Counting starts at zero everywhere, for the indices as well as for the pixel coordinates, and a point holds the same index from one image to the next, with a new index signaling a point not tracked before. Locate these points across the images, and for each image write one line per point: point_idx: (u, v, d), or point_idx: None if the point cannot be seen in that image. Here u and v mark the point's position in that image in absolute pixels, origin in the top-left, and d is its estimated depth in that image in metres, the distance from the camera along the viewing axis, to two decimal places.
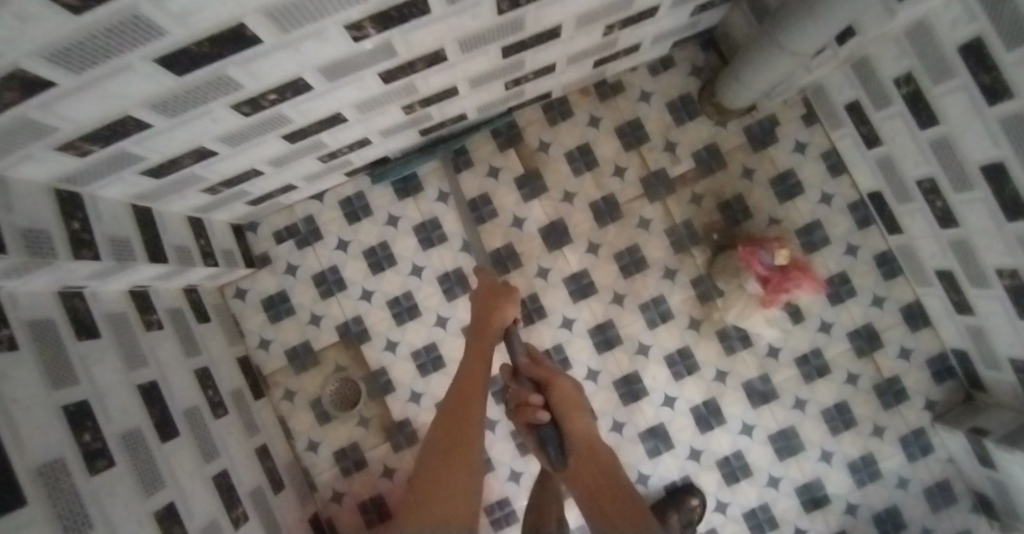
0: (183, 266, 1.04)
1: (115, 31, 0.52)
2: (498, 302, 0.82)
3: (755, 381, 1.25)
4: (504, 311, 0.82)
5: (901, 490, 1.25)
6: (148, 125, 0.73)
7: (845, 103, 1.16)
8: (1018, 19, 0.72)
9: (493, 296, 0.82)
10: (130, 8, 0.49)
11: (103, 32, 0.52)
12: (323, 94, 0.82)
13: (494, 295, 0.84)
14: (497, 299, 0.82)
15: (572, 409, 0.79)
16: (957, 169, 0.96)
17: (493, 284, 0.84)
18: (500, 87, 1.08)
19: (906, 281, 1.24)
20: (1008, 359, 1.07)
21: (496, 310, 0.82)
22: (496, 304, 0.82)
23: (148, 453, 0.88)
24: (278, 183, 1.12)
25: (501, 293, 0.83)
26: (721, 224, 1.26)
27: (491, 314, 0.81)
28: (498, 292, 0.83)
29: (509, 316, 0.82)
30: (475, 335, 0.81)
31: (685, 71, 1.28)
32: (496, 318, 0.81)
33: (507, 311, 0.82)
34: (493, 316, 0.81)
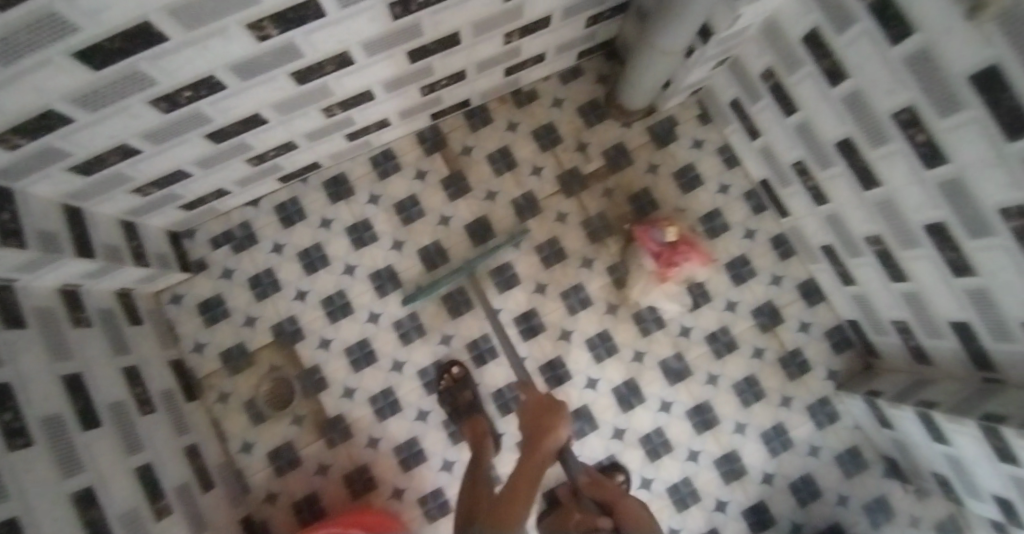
0: (113, 264, 1.09)
1: (33, 28, 0.59)
2: (551, 420, 0.92)
3: (671, 360, 1.34)
4: (556, 427, 0.91)
5: (813, 458, 1.33)
6: (69, 119, 0.79)
7: (729, 102, 1.31)
8: (842, 10, 0.85)
9: (545, 415, 0.93)
10: (44, 7, 0.56)
11: (22, 29, 0.58)
12: (237, 93, 0.91)
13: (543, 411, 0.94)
14: (548, 418, 0.92)
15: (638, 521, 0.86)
16: (818, 148, 1.09)
17: (541, 400, 0.95)
18: (416, 92, 1.19)
19: (799, 261, 1.37)
20: (891, 321, 1.18)
21: (548, 428, 0.91)
22: (547, 423, 0.92)
23: (69, 440, 0.90)
24: (209, 187, 1.19)
25: (553, 414, 0.92)
26: (631, 216, 1.37)
27: (541, 434, 0.91)
28: (547, 410, 0.93)
29: (562, 433, 0.91)
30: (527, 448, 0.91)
31: (592, 80, 1.41)
32: (547, 436, 0.90)
33: (559, 429, 0.90)
34: (547, 433, 0.90)
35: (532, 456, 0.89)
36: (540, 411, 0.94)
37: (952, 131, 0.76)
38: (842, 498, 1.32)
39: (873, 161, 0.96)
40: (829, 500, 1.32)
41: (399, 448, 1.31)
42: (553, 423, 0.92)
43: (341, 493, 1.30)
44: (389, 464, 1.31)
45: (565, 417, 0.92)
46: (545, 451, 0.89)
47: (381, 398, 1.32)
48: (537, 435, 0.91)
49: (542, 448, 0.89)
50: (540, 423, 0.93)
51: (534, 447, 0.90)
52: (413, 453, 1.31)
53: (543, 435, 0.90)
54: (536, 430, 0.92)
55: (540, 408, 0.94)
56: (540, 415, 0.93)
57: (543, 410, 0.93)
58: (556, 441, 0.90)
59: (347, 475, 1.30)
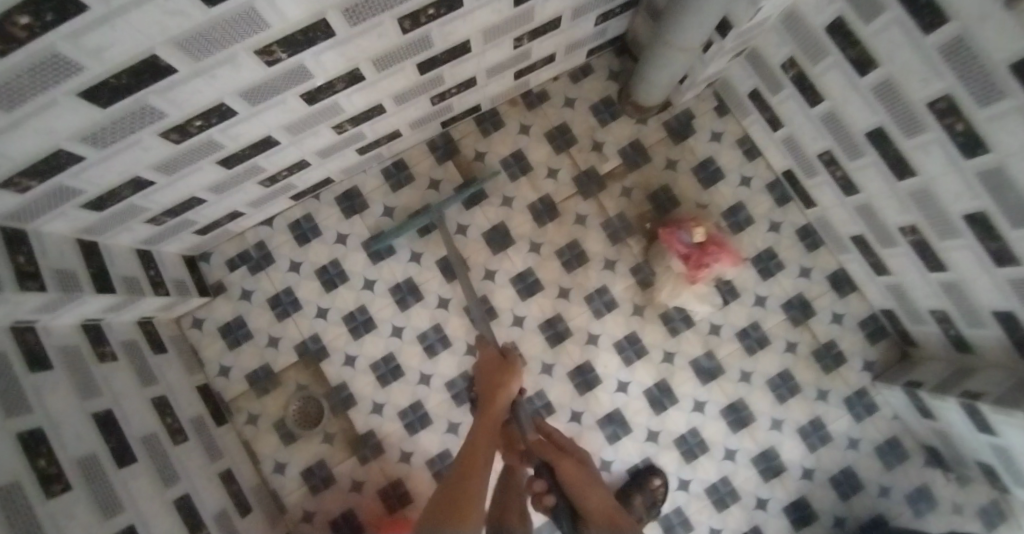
0: (133, 296, 1.08)
1: (37, 70, 0.56)
2: (503, 378, 0.80)
3: (701, 358, 1.31)
4: (508, 384, 0.79)
5: (852, 451, 1.30)
6: (81, 158, 0.77)
7: (747, 92, 1.26)
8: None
9: (496, 370, 0.81)
10: (46, 48, 0.54)
11: (25, 73, 0.56)
12: (247, 118, 0.88)
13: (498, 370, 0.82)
14: (501, 374, 0.80)
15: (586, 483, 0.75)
16: (847, 138, 1.04)
17: (495, 356, 0.84)
18: (427, 102, 1.15)
19: (829, 251, 1.33)
20: (929, 311, 1.14)
21: (500, 385, 0.79)
22: (499, 382, 0.80)
23: (106, 479, 0.89)
24: (223, 210, 1.17)
25: (504, 369, 0.81)
26: (653, 214, 1.33)
27: (495, 394, 0.78)
28: (503, 367, 0.82)
29: (513, 390, 0.80)
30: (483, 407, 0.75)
31: (604, 76, 1.37)
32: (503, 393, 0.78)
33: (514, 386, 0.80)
34: (498, 391, 0.78)
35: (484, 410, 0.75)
36: (490, 368, 0.82)
37: (994, 120, 0.73)
38: (883, 489, 1.29)
39: (907, 150, 0.92)
40: (870, 492, 1.29)
41: (432, 461, 1.30)
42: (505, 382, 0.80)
43: (378, 509, 1.29)
44: (423, 477, 1.30)
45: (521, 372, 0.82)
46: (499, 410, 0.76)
47: (410, 412, 1.31)
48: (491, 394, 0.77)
49: (495, 406, 0.76)
50: (491, 382, 0.80)
51: (487, 406, 0.77)
52: (446, 465, 1.30)
53: (495, 392, 0.78)
54: (488, 391, 0.79)
55: (490, 366, 0.83)
56: (490, 372, 0.82)
57: (499, 365, 0.82)
58: (508, 398, 0.78)
59: (382, 490, 1.30)
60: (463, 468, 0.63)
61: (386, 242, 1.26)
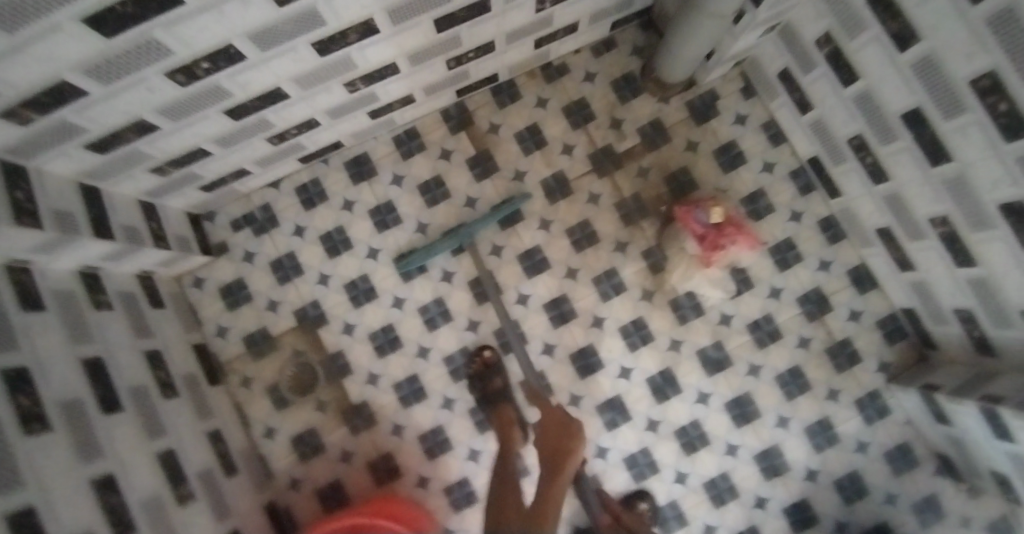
0: (132, 246, 1.06)
1: None
2: (569, 441, 0.93)
3: (709, 348, 1.27)
4: (576, 450, 0.91)
5: (860, 455, 1.25)
6: (84, 92, 0.75)
7: (777, 72, 1.21)
8: None
9: (562, 425, 0.95)
10: None
11: None
12: (257, 64, 0.85)
13: (563, 432, 0.95)
14: (567, 439, 0.93)
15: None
16: (879, 120, 0.99)
17: (560, 419, 0.96)
18: (443, 65, 1.12)
19: (850, 245, 1.28)
20: (953, 310, 1.09)
21: (566, 448, 0.92)
22: (567, 443, 0.93)
23: (90, 424, 0.87)
24: (229, 166, 1.15)
25: (570, 428, 0.95)
26: (668, 197, 1.30)
27: (565, 453, 0.91)
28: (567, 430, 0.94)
29: (579, 453, 0.92)
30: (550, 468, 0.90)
31: (627, 51, 1.33)
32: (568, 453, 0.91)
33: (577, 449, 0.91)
34: (568, 456, 0.91)
35: (552, 454, 0.92)
36: (553, 425, 0.96)
37: None
38: (889, 497, 1.24)
39: (943, 133, 0.86)
40: (875, 498, 1.24)
41: (425, 437, 1.28)
42: (572, 444, 0.93)
43: (365, 481, 1.27)
44: (414, 452, 1.27)
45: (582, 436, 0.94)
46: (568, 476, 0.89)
47: (406, 386, 1.29)
48: (559, 452, 0.92)
49: (567, 470, 0.89)
50: (558, 444, 0.93)
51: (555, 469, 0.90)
52: (438, 442, 1.27)
53: (564, 458, 0.91)
54: (555, 450, 0.93)
55: (554, 426, 0.96)
56: (553, 428, 0.96)
57: (563, 428, 0.95)
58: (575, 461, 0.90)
59: (371, 462, 1.27)
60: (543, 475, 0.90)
61: (413, 263, 1.23)
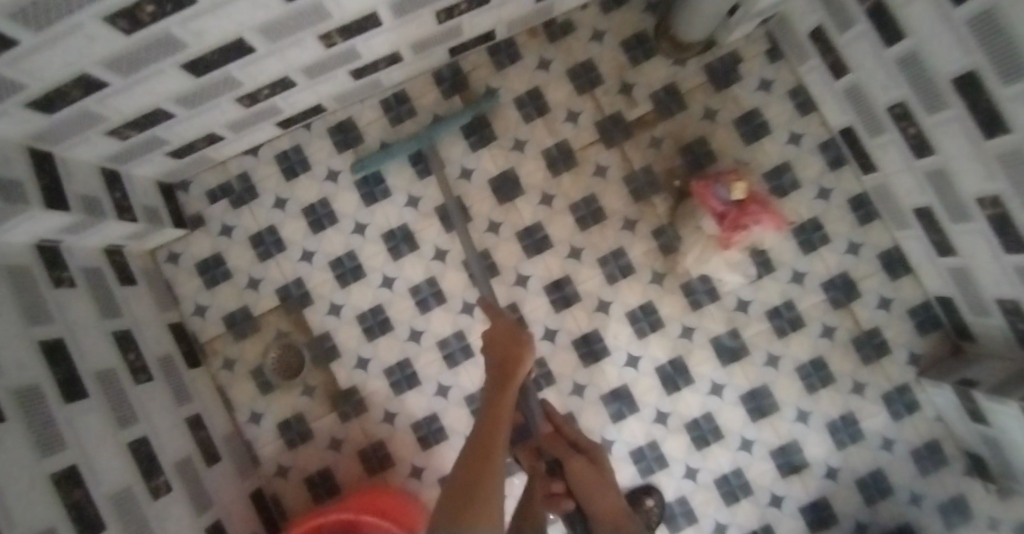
0: (92, 218, 0.96)
1: None
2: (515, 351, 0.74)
3: (723, 337, 1.17)
4: (524, 359, 0.73)
5: (885, 453, 1.16)
6: (14, 41, 0.60)
7: (809, 32, 1.07)
8: None
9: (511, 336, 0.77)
10: None
11: None
12: (211, 10, 0.68)
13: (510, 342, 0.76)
14: (513, 347, 0.74)
15: (590, 478, 0.77)
16: (928, 87, 0.84)
17: (509, 328, 0.77)
18: (432, 20, 0.96)
19: (884, 226, 1.16)
20: (996, 302, 0.97)
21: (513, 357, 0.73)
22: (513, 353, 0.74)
23: (49, 414, 0.79)
24: (198, 130, 1.03)
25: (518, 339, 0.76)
26: (683, 170, 1.18)
27: (512, 365, 0.72)
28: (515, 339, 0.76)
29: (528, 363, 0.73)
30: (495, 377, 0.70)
31: (640, 8, 1.19)
32: (516, 364, 0.72)
33: (526, 360, 0.73)
34: (515, 365, 0.72)
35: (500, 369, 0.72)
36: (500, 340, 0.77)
37: None
38: (915, 498, 1.15)
39: (1001, 99, 0.71)
40: (900, 499, 1.15)
41: (418, 425, 1.20)
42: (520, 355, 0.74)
43: (356, 470, 1.21)
44: (407, 441, 1.20)
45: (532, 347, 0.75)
46: (516, 389, 0.69)
47: (397, 371, 1.20)
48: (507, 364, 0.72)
49: (514, 380, 0.69)
50: (504, 354, 0.74)
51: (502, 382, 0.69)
52: (433, 431, 1.20)
53: (512, 366, 0.71)
54: (500, 363, 0.73)
55: (503, 337, 0.77)
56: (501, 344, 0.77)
57: (512, 336, 0.76)
58: (524, 371, 0.71)
59: (362, 451, 1.21)
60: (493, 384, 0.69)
61: (367, 167, 1.14)
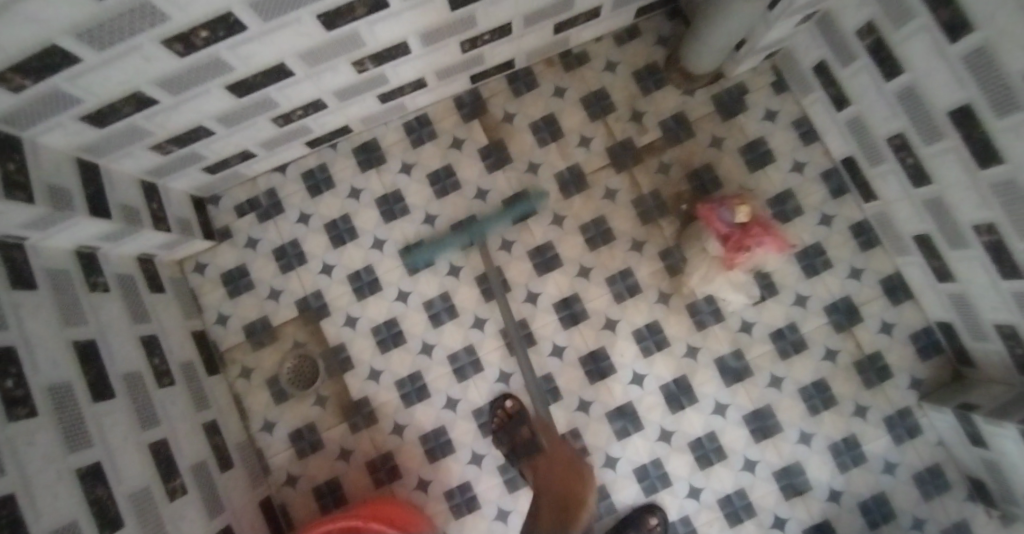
0: (130, 226, 1.01)
1: None
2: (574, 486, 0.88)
3: (728, 357, 1.20)
4: (587, 498, 0.86)
5: (887, 476, 1.17)
6: (79, 59, 0.66)
7: (812, 65, 1.13)
8: None
9: (570, 465, 0.92)
10: None
11: None
12: (259, 37, 0.75)
13: (570, 476, 0.91)
14: (575, 480, 0.89)
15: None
16: (924, 118, 0.90)
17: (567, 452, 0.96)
18: (456, 49, 1.04)
19: (884, 252, 1.20)
20: (994, 326, 1.00)
21: (576, 496, 0.86)
22: (575, 487, 0.88)
23: (78, 411, 0.82)
24: (233, 147, 1.10)
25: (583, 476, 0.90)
26: (690, 195, 1.23)
27: (576, 501, 0.85)
28: (575, 474, 0.90)
29: (590, 502, 0.87)
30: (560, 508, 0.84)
31: (651, 41, 1.26)
32: (579, 495, 0.86)
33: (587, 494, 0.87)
34: (577, 500, 0.86)
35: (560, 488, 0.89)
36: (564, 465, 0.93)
37: None
38: (917, 523, 1.15)
39: (996, 132, 0.76)
40: (902, 524, 1.16)
41: (426, 438, 1.22)
42: (581, 490, 0.88)
43: (364, 481, 1.22)
44: (415, 453, 1.22)
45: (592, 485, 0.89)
46: None
47: (408, 384, 1.23)
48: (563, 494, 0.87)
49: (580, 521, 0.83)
50: (565, 486, 0.89)
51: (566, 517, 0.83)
52: (440, 443, 1.22)
53: (577, 506, 0.85)
54: (564, 494, 0.87)
55: (563, 467, 0.93)
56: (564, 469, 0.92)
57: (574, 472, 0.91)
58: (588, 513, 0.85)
59: (371, 463, 1.23)
60: (558, 495, 0.87)
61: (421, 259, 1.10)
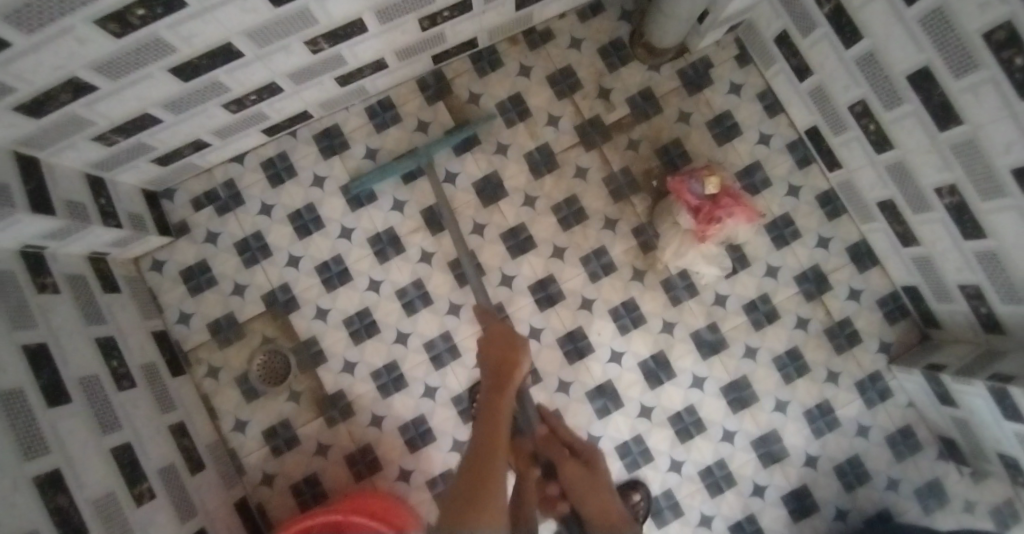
0: (78, 223, 0.96)
1: None
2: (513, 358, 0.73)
3: (704, 330, 1.20)
4: (520, 362, 0.73)
5: (861, 440, 1.19)
6: (5, 44, 0.61)
7: (774, 37, 1.14)
8: None
9: (504, 342, 0.75)
10: None
11: None
12: (201, 14, 0.71)
13: (503, 346, 0.75)
14: (506, 351, 0.74)
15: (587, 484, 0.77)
16: (884, 84, 0.90)
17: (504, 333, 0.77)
18: (415, 27, 1.00)
19: (851, 220, 1.22)
20: (958, 287, 1.02)
21: (508, 367, 0.72)
22: (508, 355, 0.74)
23: (32, 419, 0.78)
24: (185, 136, 1.05)
25: (515, 345, 0.75)
26: (660, 171, 1.23)
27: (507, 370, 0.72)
28: (508, 344, 0.75)
29: (526, 370, 0.73)
30: (488, 410, 0.65)
31: (615, 16, 1.25)
32: (509, 364, 0.73)
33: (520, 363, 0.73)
34: (511, 370, 0.72)
35: (494, 379, 0.72)
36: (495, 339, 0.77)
37: None
38: (891, 482, 1.19)
39: (954, 94, 0.77)
40: (877, 485, 1.19)
41: (405, 427, 1.20)
42: (516, 357, 0.74)
43: (343, 475, 1.20)
44: (394, 444, 1.20)
45: (526, 350, 0.74)
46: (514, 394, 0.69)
47: (384, 374, 1.21)
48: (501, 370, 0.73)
49: (511, 384, 0.70)
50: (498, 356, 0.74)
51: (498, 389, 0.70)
52: (420, 433, 1.20)
53: (509, 371, 0.72)
54: (495, 366, 0.74)
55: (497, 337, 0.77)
56: (497, 343, 0.76)
57: (507, 344, 0.75)
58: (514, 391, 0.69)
59: (350, 456, 1.20)
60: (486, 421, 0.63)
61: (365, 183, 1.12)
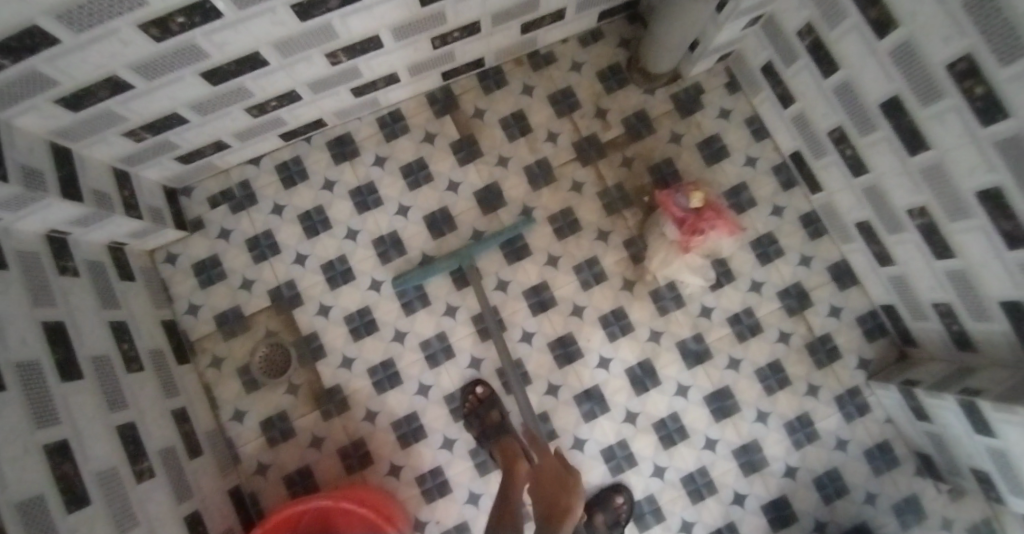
0: (102, 212, 1.02)
1: None
2: (564, 495, 0.84)
3: (689, 341, 1.25)
4: (572, 506, 0.83)
5: (840, 453, 1.23)
6: (57, 41, 0.69)
7: (760, 66, 1.22)
8: None
9: (559, 478, 0.87)
10: None
11: None
12: (234, 24, 0.79)
13: (557, 485, 0.87)
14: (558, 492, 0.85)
15: None
16: (859, 112, 0.98)
17: (557, 474, 0.88)
18: (427, 45, 1.09)
19: (831, 241, 1.28)
20: (932, 305, 1.07)
21: (562, 507, 0.83)
22: (561, 497, 0.84)
23: (46, 391, 0.83)
24: (207, 137, 1.12)
25: (567, 480, 0.87)
26: (651, 187, 1.30)
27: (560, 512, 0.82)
28: (562, 483, 0.86)
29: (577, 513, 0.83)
30: None
31: (614, 44, 1.34)
32: (561, 504, 0.83)
33: (569, 502, 0.83)
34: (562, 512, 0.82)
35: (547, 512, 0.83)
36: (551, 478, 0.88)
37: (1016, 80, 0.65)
38: (870, 497, 1.21)
39: (921, 120, 0.84)
40: (856, 498, 1.21)
41: (398, 424, 1.24)
42: (568, 500, 0.84)
43: (334, 468, 1.23)
44: (386, 440, 1.24)
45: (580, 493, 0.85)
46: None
47: (380, 370, 1.26)
48: (555, 516, 0.82)
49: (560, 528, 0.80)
50: (552, 499, 0.85)
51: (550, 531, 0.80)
52: (412, 429, 1.24)
53: (560, 515, 0.82)
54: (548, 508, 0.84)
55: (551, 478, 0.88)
56: (551, 482, 0.88)
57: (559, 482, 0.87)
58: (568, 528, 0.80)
59: (342, 450, 1.24)
60: None
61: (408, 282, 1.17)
